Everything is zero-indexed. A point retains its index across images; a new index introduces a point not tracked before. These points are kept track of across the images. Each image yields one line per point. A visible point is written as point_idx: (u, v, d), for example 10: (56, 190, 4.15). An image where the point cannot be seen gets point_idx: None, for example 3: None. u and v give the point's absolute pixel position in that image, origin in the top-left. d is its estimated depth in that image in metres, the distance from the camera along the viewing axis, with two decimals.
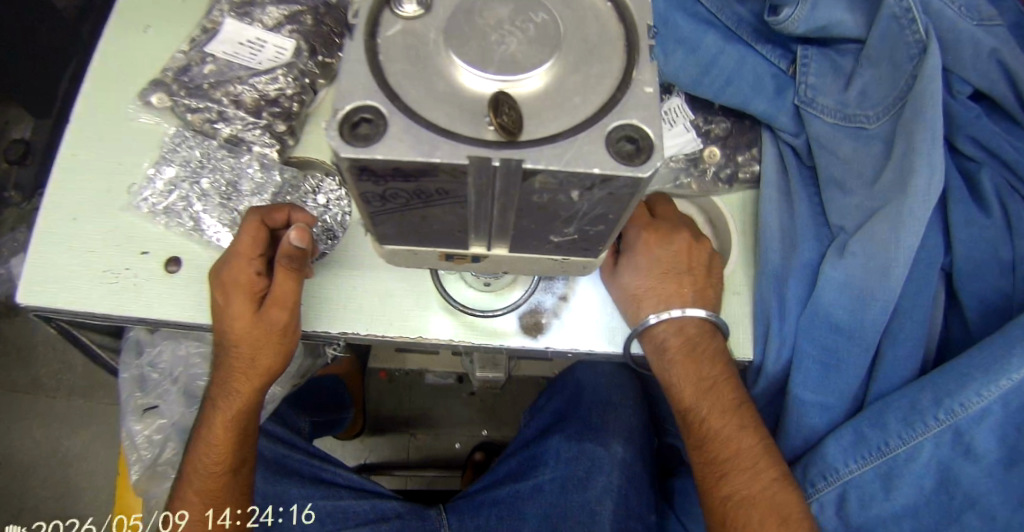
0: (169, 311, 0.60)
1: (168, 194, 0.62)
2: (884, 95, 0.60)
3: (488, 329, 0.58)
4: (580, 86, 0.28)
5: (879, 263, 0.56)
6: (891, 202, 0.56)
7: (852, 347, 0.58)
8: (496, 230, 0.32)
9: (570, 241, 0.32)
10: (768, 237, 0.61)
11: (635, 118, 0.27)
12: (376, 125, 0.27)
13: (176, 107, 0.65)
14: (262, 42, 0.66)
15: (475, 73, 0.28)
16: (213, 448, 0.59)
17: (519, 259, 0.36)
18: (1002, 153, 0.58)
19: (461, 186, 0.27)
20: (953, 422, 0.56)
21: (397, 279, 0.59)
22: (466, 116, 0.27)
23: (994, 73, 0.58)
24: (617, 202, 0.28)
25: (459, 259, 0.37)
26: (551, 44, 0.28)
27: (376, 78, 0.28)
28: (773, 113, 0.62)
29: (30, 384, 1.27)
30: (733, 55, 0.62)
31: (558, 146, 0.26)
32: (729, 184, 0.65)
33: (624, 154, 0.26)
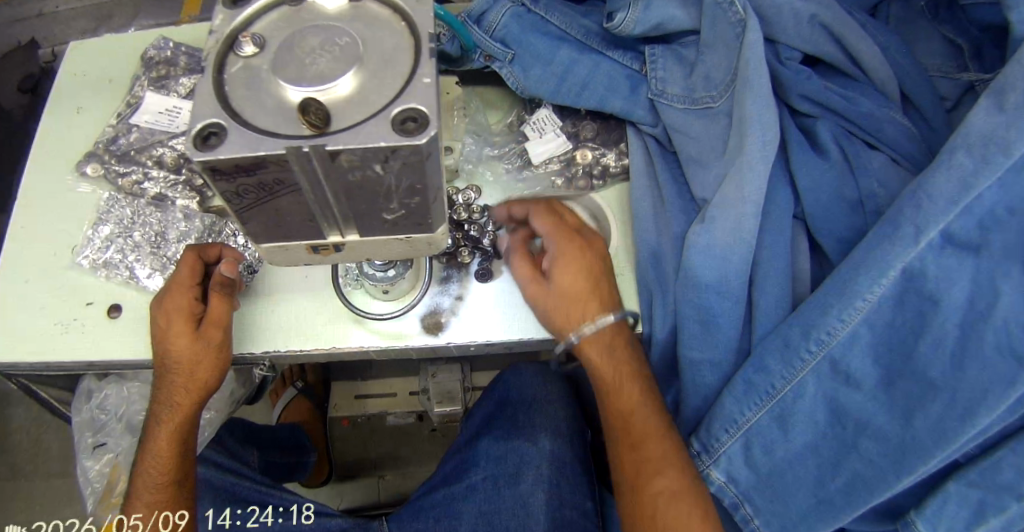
0: (107, 351, 0.65)
1: (105, 250, 0.69)
2: (721, 76, 0.68)
3: (394, 332, 0.64)
4: (378, 85, 0.37)
5: (733, 220, 0.62)
6: (736, 161, 0.64)
7: (723, 304, 0.63)
8: (340, 218, 0.40)
9: (401, 217, 0.40)
10: (643, 217, 0.67)
11: (416, 103, 0.35)
12: (221, 136, 0.35)
13: (109, 174, 0.72)
14: (178, 110, 0.75)
15: (297, 89, 0.36)
16: (159, 463, 0.64)
17: (372, 244, 0.43)
18: (830, 104, 0.68)
19: (290, 174, 0.35)
20: (826, 351, 0.60)
21: (306, 297, 0.65)
22: (288, 120, 0.35)
23: (819, 35, 0.69)
24: (416, 170, 0.35)
25: (325, 250, 0.43)
26: (353, 59, 0.37)
27: (221, 103, 0.36)
28: (630, 109, 0.69)
29: (9, 472, 1.25)
30: (586, 63, 0.70)
31: (353, 131, 0.34)
32: (602, 182, 0.72)
33: (407, 130, 0.34)
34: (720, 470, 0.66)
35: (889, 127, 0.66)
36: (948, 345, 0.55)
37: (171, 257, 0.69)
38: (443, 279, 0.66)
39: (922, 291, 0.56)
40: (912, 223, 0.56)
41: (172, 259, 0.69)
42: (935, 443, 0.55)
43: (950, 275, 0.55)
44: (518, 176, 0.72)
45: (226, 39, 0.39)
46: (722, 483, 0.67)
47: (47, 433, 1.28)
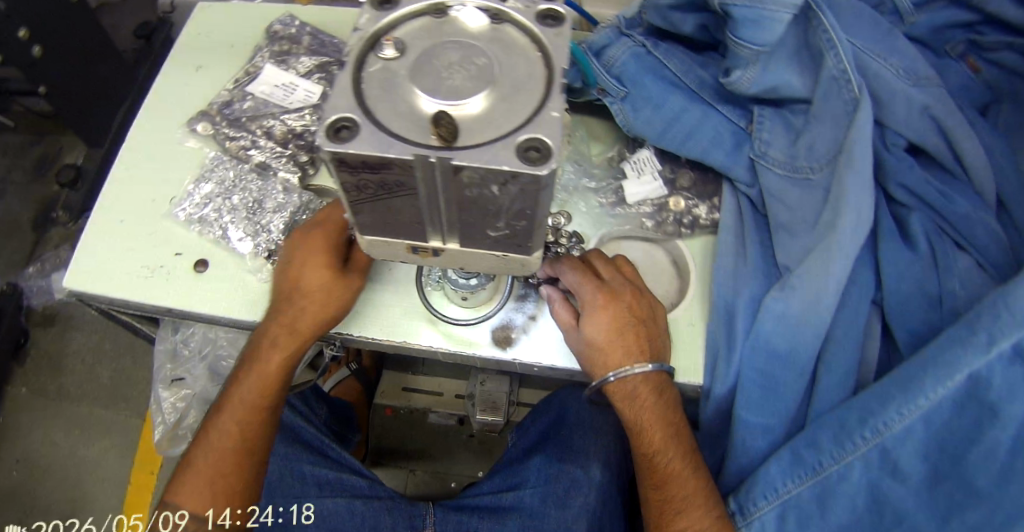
0: (184, 302, 0.68)
1: (203, 207, 0.73)
2: (826, 150, 0.67)
3: (464, 339, 0.64)
4: (505, 110, 0.37)
5: (813, 295, 0.61)
6: (824, 239, 0.63)
7: (788, 372, 0.63)
8: (446, 225, 0.41)
9: (505, 236, 0.41)
10: (721, 274, 0.68)
11: (541, 133, 0.35)
12: (353, 131, 0.36)
13: (218, 135, 0.76)
14: (294, 86, 0.78)
15: (430, 100, 0.37)
16: (258, 392, 0.65)
17: (471, 256, 0.44)
18: (927, 198, 0.65)
19: (410, 180, 0.37)
20: (879, 440, 0.58)
21: (387, 289, 0.66)
22: (418, 128, 0.36)
23: (931, 129, 0.67)
24: (530, 198, 0.36)
25: (423, 253, 0.45)
26: (487, 81, 0.38)
27: (357, 100, 0.38)
28: (729, 165, 0.70)
29: (56, 392, 1.31)
30: (695, 112, 0.70)
31: (481, 150, 0.35)
32: (690, 230, 0.71)
33: (530, 159, 0.35)
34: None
35: (983, 233, 0.64)
36: (1000, 456, 0.54)
37: (263, 226, 0.72)
38: (522, 295, 0.65)
39: (983, 400, 0.54)
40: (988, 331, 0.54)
41: (263, 227, 0.72)
42: None
43: (1013, 391, 0.53)
44: (610, 212, 0.72)
45: (368, 38, 0.40)
46: None
47: (101, 363, 1.34)
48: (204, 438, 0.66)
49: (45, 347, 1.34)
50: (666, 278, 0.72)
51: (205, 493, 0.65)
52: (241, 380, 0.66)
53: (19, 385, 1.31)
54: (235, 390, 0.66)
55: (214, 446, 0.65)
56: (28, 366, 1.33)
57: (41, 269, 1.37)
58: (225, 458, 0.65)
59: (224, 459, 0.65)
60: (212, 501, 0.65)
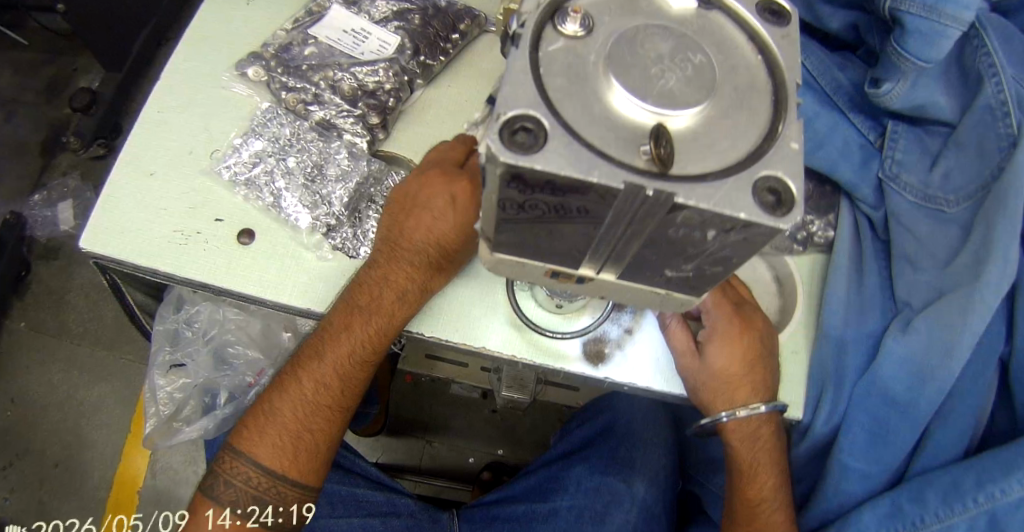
0: (222, 277, 0.59)
1: (252, 166, 0.63)
2: (967, 181, 0.59)
3: (553, 350, 0.56)
4: (726, 131, 0.30)
5: (942, 345, 0.55)
6: (962, 286, 0.55)
7: (902, 422, 0.58)
8: (612, 256, 0.33)
9: (684, 278, 0.33)
10: (834, 304, 0.59)
11: (782, 171, 0.29)
12: (535, 135, 0.28)
13: (272, 82, 0.67)
14: (367, 33, 0.68)
15: (633, 101, 0.29)
16: (364, 349, 0.58)
17: (626, 288, 0.36)
18: None
19: (597, 205, 0.28)
20: (990, 505, 0.54)
21: (467, 285, 0.58)
22: (621, 140, 0.29)
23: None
24: (749, 247, 0.29)
25: (564, 278, 0.36)
26: (707, 88, 0.30)
27: (539, 90, 0.30)
28: (856, 182, 0.61)
29: (56, 328, 1.23)
30: (827, 118, 0.61)
31: (708, 187, 0.27)
32: (803, 246, 0.62)
33: (767, 205, 0.28)
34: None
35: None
36: None
37: (323, 196, 0.63)
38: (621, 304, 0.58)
39: None
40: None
41: (325, 198, 0.63)
42: None
43: None
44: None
45: (550, 5, 0.32)
46: None
47: (103, 301, 1.25)
48: (292, 387, 0.58)
49: (48, 282, 1.25)
50: (767, 294, 0.62)
51: (290, 457, 0.58)
52: (346, 334, 0.57)
53: (18, 318, 1.23)
54: (332, 345, 0.57)
55: (305, 399, 0.58)
56: (27, 299, 1.24)
57: (47, 198, 1.27)
58: (318, 413, 0.58)
59: (317, 413, 0.58)
60: (297, 466, 0.58)
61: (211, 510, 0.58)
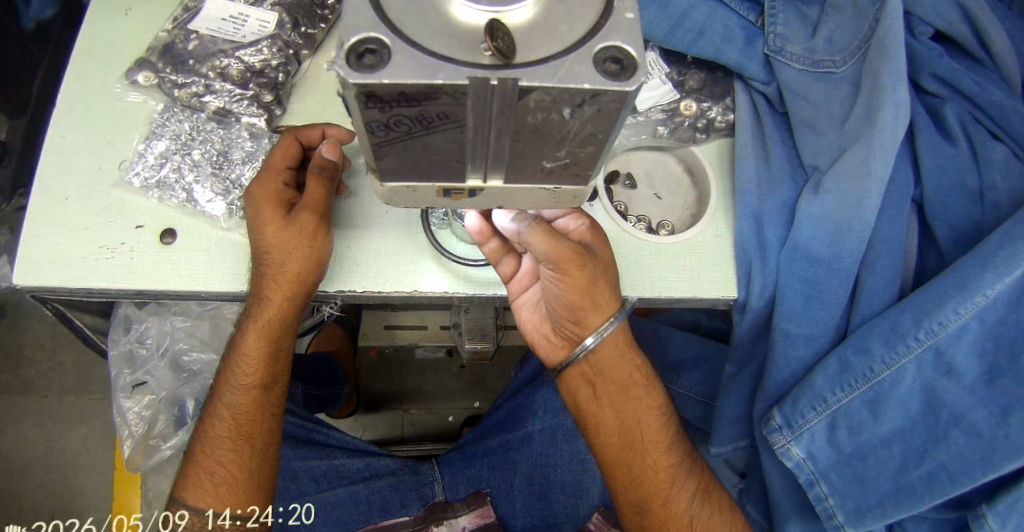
0: (153, 282, 0.58)
1: (159, 167, 0.62)
2: (847, 40, 0.62)
3: (484, 280, 0.58)
4: (566, 15, 0.31)
5: (852, 196, 0.56)
6: (861, 138, 0.58)
7: (832, 280, 0.58)
8: (491, 160, 0.34)
9: (562, 166, 0.35)
10: (744, 179, 0.61)
11: (619, 41, 0.30)
12: (380, 55, 0.28)
13: (163, 83, 0.65)
14: (245, 17, 0.67)
15: (469, 6, 0.30)
16: (246, 374, 0.62)
17: (516, 191, 0.38)
18: (960, 85, 0.61)
19: (449, 112, 0.30)
20: (934, 341, 0.54)
21: (385, 237, 0.58)
22: (462, 44, 0.30)
23: (949, 13, 0.62)
24: (607, 119, 0.31)
25: (457, 195, 0.39)
26: None
27: (377, 14, 0.30)
28: (744, 62, 0.63)
29: (20, 385, 1.21)
30: (703, 8, 0.64)
31: (550, 67, 0.29)
32: (706, 134, 0.65)
33: (611, 72, 0.29)
34: (801, 446, 0.60)
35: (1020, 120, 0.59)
36: None
37: (234, 181, 0.64)
38: None
39: None
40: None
41: (235, 182, 0.64)
42: None
43: None
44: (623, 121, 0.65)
45: None
46: (799, 460, 0.60)
47: (60, 347, 1.23)
48: (202, 422, 0.64)
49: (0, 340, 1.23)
50: (682, 187, 0.66)
51: (205, 490, 0.63)
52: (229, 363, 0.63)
53: None
54: (225, 374, 0.63)
55: (210, 434, 0.63)
56: None
57: None
58: (222, 445, 0.63)
59: (221, 447, 0.63)
60: (219, 498, 0.63)
61: (212, 510, 0.63)
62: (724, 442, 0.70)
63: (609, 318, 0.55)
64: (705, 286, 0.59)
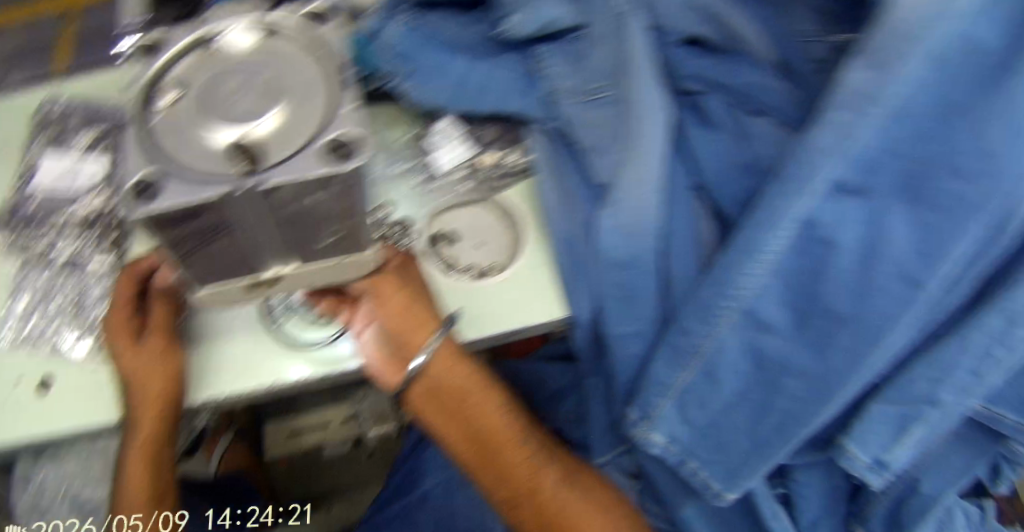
0: (30, 432, 0.60)
1: (26, 320, 0.65)
2: (607, 66, 0.66)
3: (333, 357, 0.61)
4: (304, 116, 0.38)
5: (635, 202, 0.61)
6: (630, 146, 0.62)
7: (641, 280, 0.62)
8: (282, 248, 0.43)
9: (338, 238, 0.44)
10: (547, 207, 0.66)
11: (349, 127, 0.37)
12: (157, 187, 0.36)
13: (16, 245, 0.69)
14: (78, 169, 0.73)
15: (224, 129, 0.37)
16: (138, 500, 0.64)
17: (309, 269, 0.46)
18: (716, 80, 0.67)
19: (228, 218, 0.38)
20: (740, 305, 0.60)
21: (237, 340, 0.61)
22: (221, 160, 0.37)
23: (693, 14, 0.65)
24: (351, 191, 0.38)
25: (263, 285, 0.47)
26: (276, 97, 0.38)
27: (154, 154, 0.38)
28: (525, 108, 0.69)
29: None
30: (477, 69, 0.69)
31: (290, 165, 0.36)
32: (506, 181, 0.71)
33: (339, 156, 0.36)
34: (661, 432, 0.67)
35: (772, 96, 0.64)
36: (848, 277, 0.57)
37: (94, 320, 0.65)
38: None
39: (816, 237, 0.57)
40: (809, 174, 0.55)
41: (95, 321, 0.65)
42: (853, 368, 0.57)
43: (839, 219, 0.56)
44: (431, 187, 0.71)
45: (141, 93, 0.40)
46: (664, 444, 0.67)
47: None
48: None
49: None
50: (497, 233, 0.68)
51: None
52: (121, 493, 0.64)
53: None
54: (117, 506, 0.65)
55: None
56: None
57: None
58: None
59: None
60: None
61: None
62: (603, 454, 0.75)
63: (432, 335, 0.58)
64: (529, 315, 0.63)
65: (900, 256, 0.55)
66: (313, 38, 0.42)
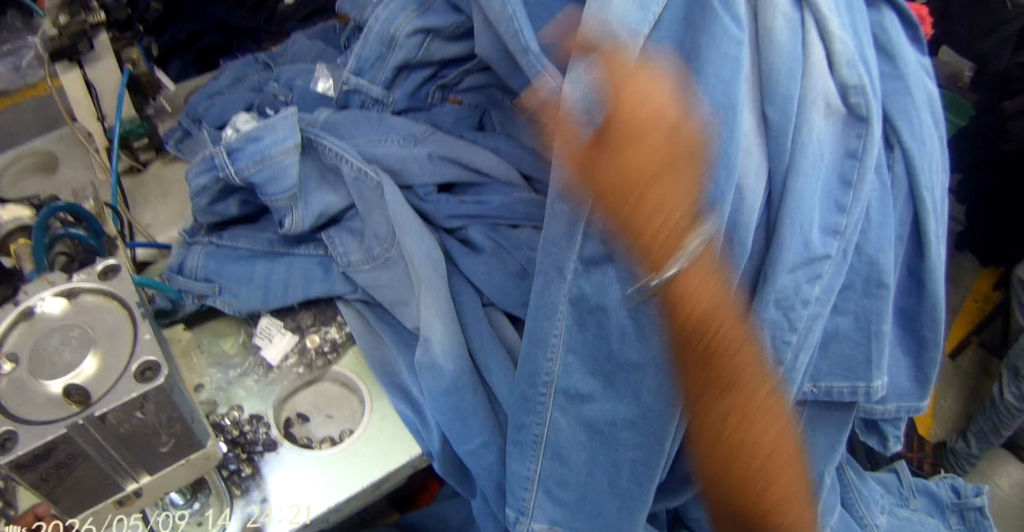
0: None
1: None
2: (382, 233, 0.80)
3: None
4: (114, 356, 0.53)
5: (444, 334, 0.73)
6: (419, 290, 0.75)
7: (474, 401, 0.73)
8: (128, 463, 0.56)
9: (173, 444, 0.57)
10: (374, 365, 0.78)
11: (150, 355, 0.52)
12: (13, 439, 0.48)
13: None
14: None
15: (53, 382, 0.51)
16: None
17: (157, 478, 0.59)
18: (470, 213, 0.80)
19: (77, 445, 0.50)
20: (554, 387, 0.71)
21: None
22: (57, 405, 0.50)
23: (437, 169, 0.81)
24: (166, 403, 0.53)
25: (128, 501, 0.59)
26: (89, 345, 0.53)
27: (4, 416, 0.49)
28: (330, 287, 0.81)
29: None
30: (280, 269, 0.82)
31: (112, 394, 0.50)
32: (337, 354, 0.81)
33: (147, 377, 0.51)
34: (539, 520, 0.75)
35: (519, 207, 0.80)
36: (629, 332, 0.66)
37: None
38: (243, 492, 0.69)
39: (591, 309, 0.68)
40: (560, 265, 0.68)
41: None
42: (661, 402, 0.66)
43: (600, 289, 0.67)
44: (269, 382, 0.79)
45: None
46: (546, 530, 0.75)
47: None
48: None
49: None
50: (344, 400, 0.80)
51: None
52: None
53: None
54: None
55: None
56: None
57: None
58: None
59: None
60: None
61: None
62: None
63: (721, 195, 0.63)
64: (385, 459, 0.73)
65: None
66: (110, 288, 0.57)
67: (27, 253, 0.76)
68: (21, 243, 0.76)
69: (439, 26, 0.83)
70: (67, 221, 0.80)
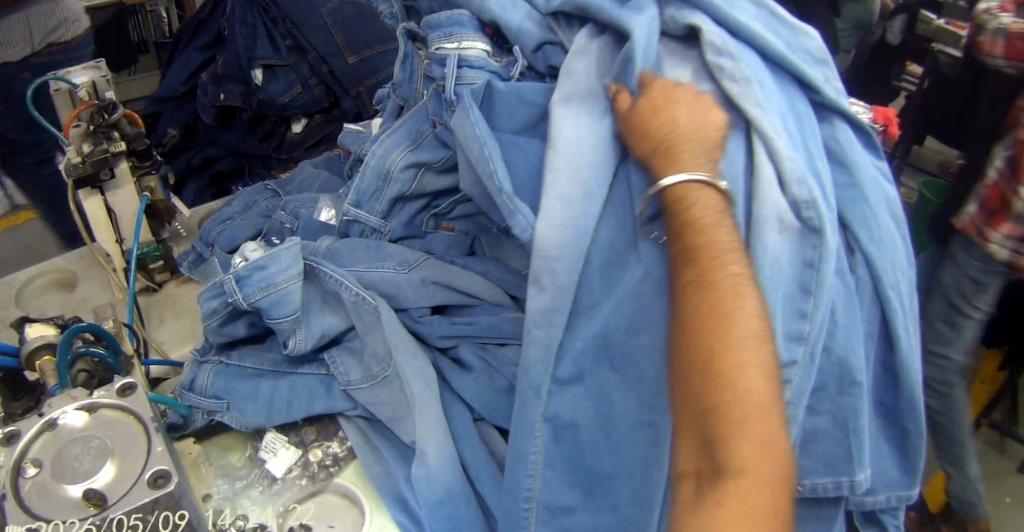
0: None
1: None
2: (380, 353, 0.87)
3: None
4: (131, 461, 0.55)
5: (439, 446, 0.78)
6: (415, 404, 0.80)
7: (467, 510, 0.76)
8: None
9: None
10: (374, 477, 0.82)
11: (167, 461, 0.55)
12: None
13: None
14: None
15: (73, 485, 0.53)
16: None
17: None
18: (462, 332, 0.87)
19: None
20: (536, 499, 0.74)
21: None
22: (77, 507, 0.52)
23: (432, 290, 0.89)
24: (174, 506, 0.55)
25: None
26: (107, 452, 0.55)
27: (25, 516, 0.51)
28: (331, 404, 0.87)
29: None
30: (284, 387, 0.88)
31: (129, 498, 0.52)
32: (338, 468, 0.85)
33: (163, 482, 0.54)
34: None
35: (507, 326, 0.87)
36: (601, 440, 0.72)
37: None
38: None
39: (565, 424, 0.74)
40: (537, 387, 0.73)
41: None
42: (639, 511, 0.70)
43: (578, 402, 0.73)
44: (272, 498, 0.81)
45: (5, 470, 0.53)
46: None
47: None
48: None
49: None
50: (345, 514, 0.82)
51: None
52: None
53: None
54: None
55: None
56: None
57: None
58: None
59: None
60: None
61: None
62: None
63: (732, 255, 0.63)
64: None
65: (627, 416, 0.70)
66: (127, 400, 0.60)
67: (52, 371, 0.72)
68: (47, 360, 0.73)
69: (429, 160, 0.92)
70: (91, 343, 0.79)
